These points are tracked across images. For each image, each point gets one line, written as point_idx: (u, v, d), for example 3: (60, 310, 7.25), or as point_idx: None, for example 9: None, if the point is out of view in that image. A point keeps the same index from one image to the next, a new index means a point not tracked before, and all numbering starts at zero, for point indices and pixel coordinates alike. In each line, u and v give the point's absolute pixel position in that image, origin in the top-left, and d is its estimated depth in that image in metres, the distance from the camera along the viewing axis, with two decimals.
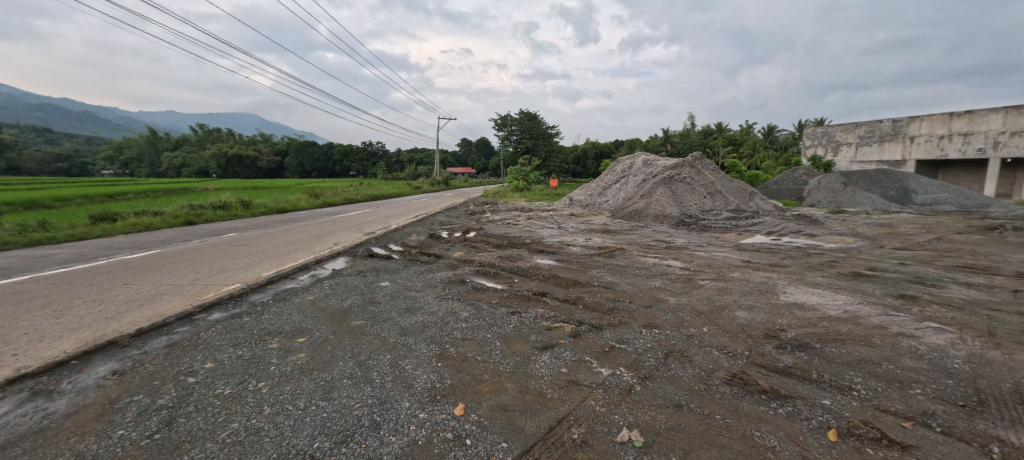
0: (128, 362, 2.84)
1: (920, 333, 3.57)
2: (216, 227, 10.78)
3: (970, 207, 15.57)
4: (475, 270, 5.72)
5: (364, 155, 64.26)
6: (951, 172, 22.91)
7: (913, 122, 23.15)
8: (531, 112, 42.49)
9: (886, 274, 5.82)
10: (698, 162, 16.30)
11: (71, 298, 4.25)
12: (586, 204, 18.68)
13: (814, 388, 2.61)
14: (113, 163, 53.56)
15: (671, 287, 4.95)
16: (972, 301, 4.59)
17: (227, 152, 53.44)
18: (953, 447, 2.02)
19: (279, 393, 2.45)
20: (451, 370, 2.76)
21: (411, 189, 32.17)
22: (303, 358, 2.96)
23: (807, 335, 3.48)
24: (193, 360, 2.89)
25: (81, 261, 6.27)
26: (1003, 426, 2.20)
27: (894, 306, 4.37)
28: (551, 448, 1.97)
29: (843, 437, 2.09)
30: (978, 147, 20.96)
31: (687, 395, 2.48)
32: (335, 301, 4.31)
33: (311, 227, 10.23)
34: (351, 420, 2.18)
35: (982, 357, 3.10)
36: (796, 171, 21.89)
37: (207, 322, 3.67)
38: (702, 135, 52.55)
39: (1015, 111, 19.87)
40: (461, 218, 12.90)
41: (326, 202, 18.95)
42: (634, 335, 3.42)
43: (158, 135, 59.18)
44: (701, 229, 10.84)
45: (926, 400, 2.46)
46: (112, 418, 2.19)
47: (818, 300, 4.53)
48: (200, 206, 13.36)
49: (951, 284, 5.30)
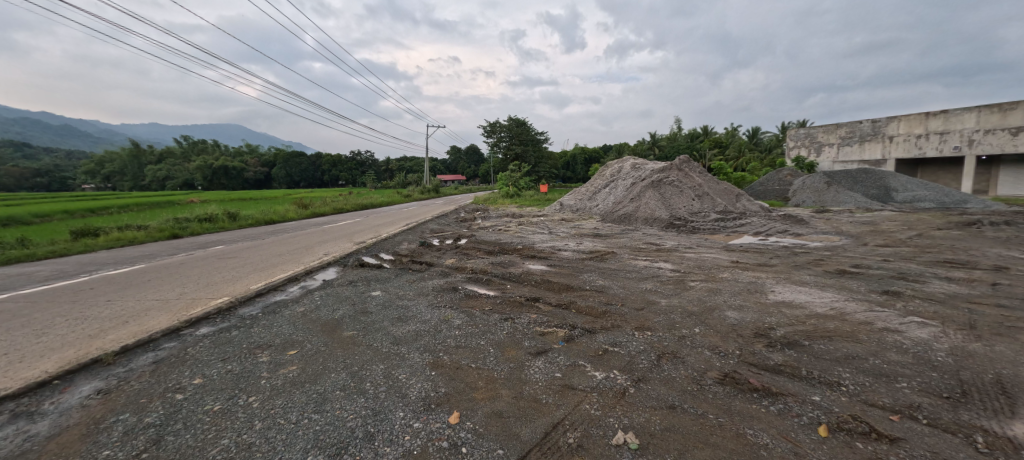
0: (114, 381, 2.77)
1: (905, 328, 3.66)
2: (202, 240, 10.61)
3: (948, 204, 16.17)
4: (467, 277, 5.72)
5: (352, 165, 64.09)
6: (928, 170, 23.69)
7: (892, 122, 23.85)
8: (519, 119, 43.10)
9: (870, 270, 5.95)
10: (686, 165, 16.56)
11: (52, 316, 4.12)
12: (577, 209, 18.89)
13: (803, 385, 2.65)
14: (95, 176, 52.09)
15: (663, 289, 5.01)
16: (953, 294, 4.74)
17: (212, 165, 52.48)
18: (939, 438, 2.07)
19: (270, 407, 2.41)
20: (445, 378, 2.75)
21: (401, 196, 32.25)
22: (295, 371, 2.91)
23: (796, 333, 3.54)
24: (181, 375, 2.84)
25: (63, 278, 6.13)
26: (987, 416, 2.26)
27: (879, 302, 4.47)
28: (548, 452, 1.98)
29: (833, 432, 2.13)
30: (954, 145, 21.65)
31: (681, 395, 2.51)
32: (326, 313, 4.24)
33: (300, 238, 10.14)
34: (345, 432, 2.15)
35: (965, 350, 3.19)
36: (781, 172, 22.32)
37: (195, 338, 3.59)
38: (689, 138, 53.73)
39: (987, 110, 20.67)
40: (452, 226, 12.92)
41: (315, 212, 18.81)
42: (627, 338, 3.45)
43: (141, 149, 57.94)
44: (690, 230, 11.03)
45: (913, 394, 2.52)
46: (97, 438, 2.13)
47: (805, 298, 4.61)
48: (185, 219, 13.09)
49: (934, 279, 5.45)
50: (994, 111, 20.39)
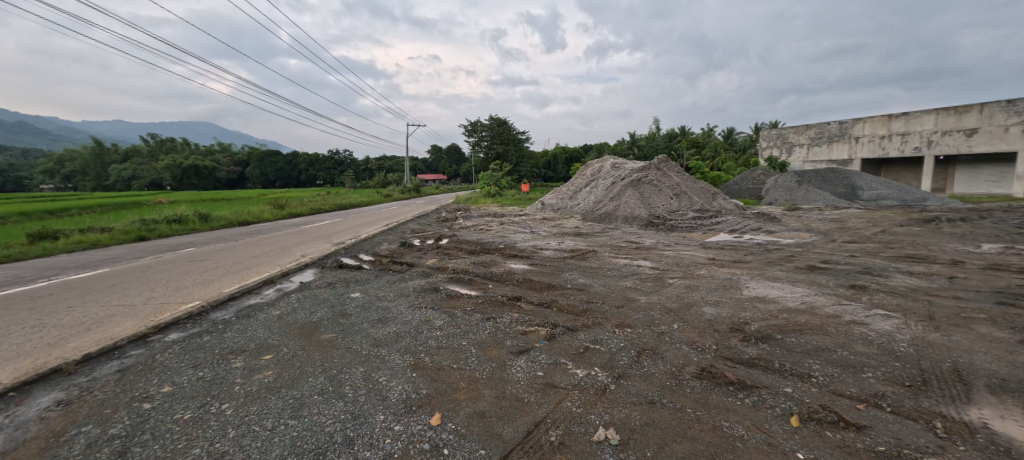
0: (75, 391, 2.62)
1: (870, 320, 3.83)
2: (172, 242, 10.19)
3: (909, 201, 17.04)
4: (448, 278, 5.67)
5: (331, 165, 62.78)
6: (891, 169, 24.88)
7: (857, 124, 24.96)
8: (500, 118, 43.08)
9: (838, 266, 6.21)
10: (664, 164, 16.88)
11: (6, 325, 3.87)
12: (558, 208, 19.02)
13: (776, 377, 2.74)
14: (54, 177, 49.22)
15: (642, 287, 5.09)
16: (913, 288, 5.00)
17: (182, 164, 50.33)
18: (902, 425, 2.17)
19: (244, 414, 2.33)
20: (426, 379, 2.72)
21: (379, 196, 31.73)
22: (270, 376, 2.83)
23: (769, 327, 3.66)
24: (149, 384, 2.72)
25: (19, 283, 5.78)
26: (945, 403, 2.39)
27: (846, 295, 4.67)
28: (530, 451, 1.98)
29: (804, 422, 2.21)
30: (915, 145, 22.78)
31: (660, 391, 2.55)
32: (302, 316, 4.14)
33: (276, 239, 9.85)
34: (323, 438, 2.10)
35: (924, 340, 3.36)
36: (755, 172, 23.05)
37: (164, 344, 3.44)
38: (668, 137, 54.82)
39: (945, 113, 21.82)
40: (433, 225, 12.79)
41: (292, 213, 18.30)
42: (608, 335, 3.49)
43: (104, 147, 55.11)
44: (668, 229, 11.25)
45: (878, 383, 2.64)
46: (56, 452, 2.02)
47: (778, 293, 4.77)
48: (153, 220, 12.54)
49: (896, 273, 5.73)
50: (950, 113, 21.52)
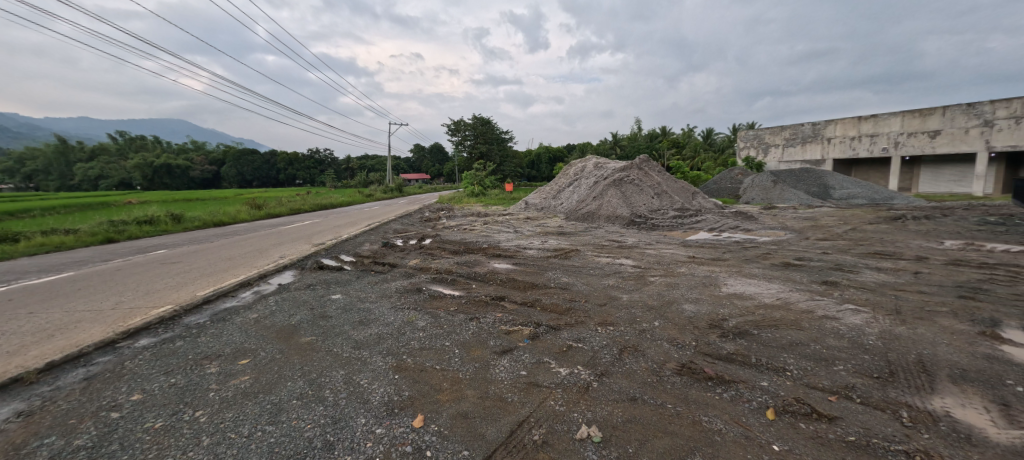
0: (37, 401, 2.49)
1: (841, 314, 3.98)
2: (143, 244, 9.79)
3: (878, 200, 17.78)
4: (431, 278, 5.63)
5: (311, 164, 61.49)
6: (861, 169, 25.89)
7: (829, 125, 25.88)
8: (484, 118, 42.97)
9: (811, 262, 6.43)
10: (645, 164, 17.14)
11: None
12: (542, 207, 19.09)
13: (753, 371, 2.82)
14: (13, 176, 46.60)
15: (624, 285, 5.15)
16: (881, 283, 5.21)
17: (153, 163, 48.41)
18: (871, 415, 2.26)
19: (219, 420, 2.26)
20: (409, 381, 2.69)
21: (361, 196, 31.17)
22: (247, 381, 2.75)
23: (746, 323, 3.76)
24: (117, 392, 2.60)
25: None
26: (910, 393, 2.50)
27: (819, 291, 4.84)
28: (513, 450, 1.98)
29: (779, 415, 2.28)
30: (883, 146, 23.75)
31: (641, 387, 2.59)
32: (281, 319, 4.04)
33: (253, 240, 9.58)
34: (302, 443, 2.05)
35: (892, 333, 3.51)
36: (733, 172, 23.63)
37: (134, 350, 3.31)
38: (650, 138, 55.68)
39: (910, 115, 22.81)
40: (416, 225, 12.67)
41: (270, 213, 17.82)
42: (590, 333, 3.52)
43: (68, 145, 52.50)
44: (649, 228, 11.43)
45: (849, 375, 2.74)
46: None
47: (755, 289, 4.90)
48: (122, 221, 12.01)
49: (865, 269, 5.97)
50: (915, 116, 22.51)
